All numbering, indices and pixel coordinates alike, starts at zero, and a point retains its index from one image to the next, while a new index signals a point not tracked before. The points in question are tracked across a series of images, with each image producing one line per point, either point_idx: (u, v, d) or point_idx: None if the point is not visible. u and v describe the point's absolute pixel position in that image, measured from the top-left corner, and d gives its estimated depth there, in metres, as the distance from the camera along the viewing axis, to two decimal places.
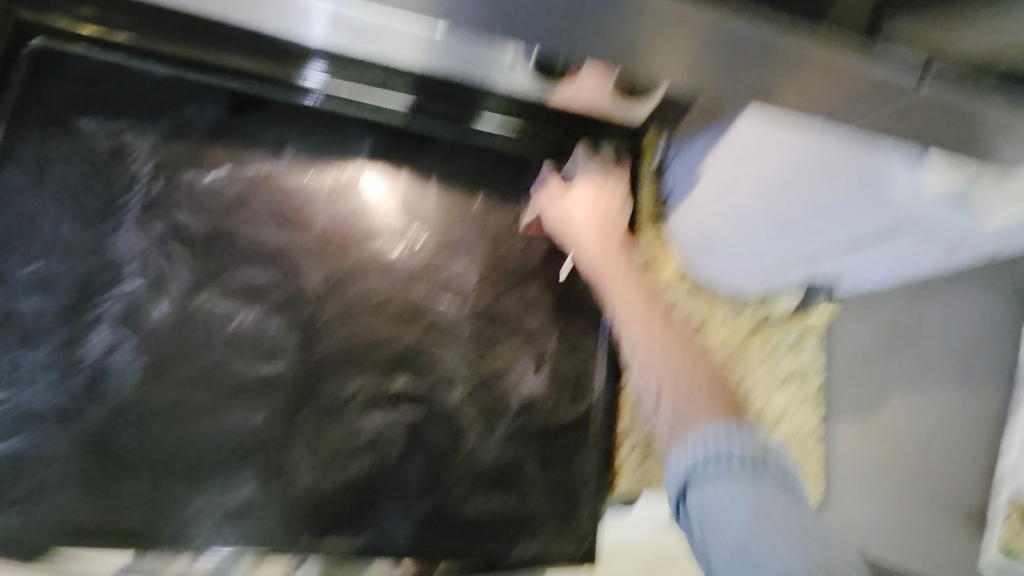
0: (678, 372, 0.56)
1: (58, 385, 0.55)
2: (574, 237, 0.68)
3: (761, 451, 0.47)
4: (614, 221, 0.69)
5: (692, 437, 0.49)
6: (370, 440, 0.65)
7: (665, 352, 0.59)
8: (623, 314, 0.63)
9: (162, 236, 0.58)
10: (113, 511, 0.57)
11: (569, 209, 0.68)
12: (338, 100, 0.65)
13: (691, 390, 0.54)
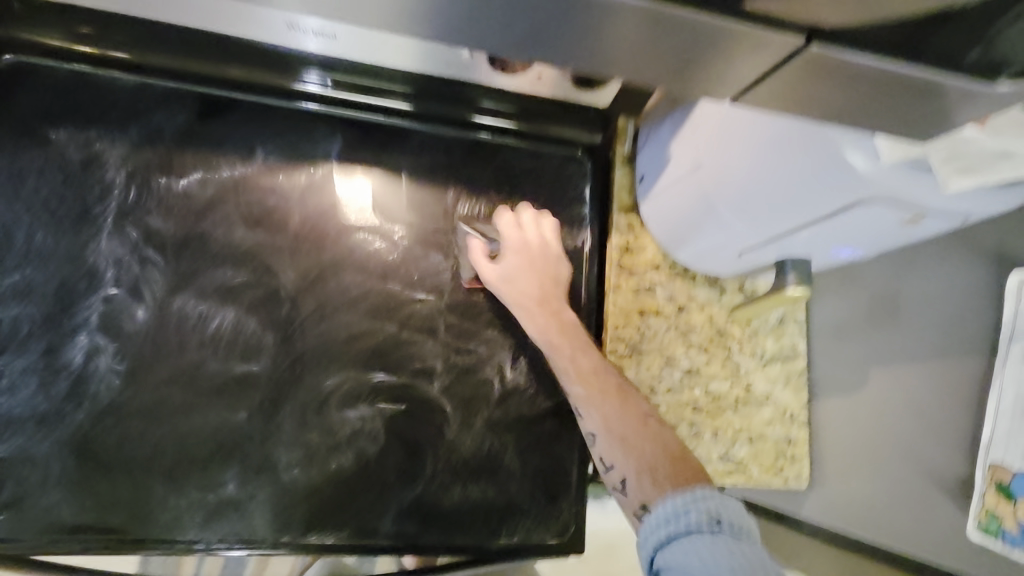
0: (640, 449, 0.57)
1: (39, 393, 0.57)
2: (521, 305, 0.65)
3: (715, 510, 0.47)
4: (546, 269, 0.67)
5: (658, 507, 0.49)
6: (350, 434, 0.63)
7: (631, 438, 0.58)
8: (584, 399, 0.61)
9: (135, 242, 0.61)
10: (98, 512, 0.57)
11: (508, 271, 0.65)
12: (334, 103, 0.66)
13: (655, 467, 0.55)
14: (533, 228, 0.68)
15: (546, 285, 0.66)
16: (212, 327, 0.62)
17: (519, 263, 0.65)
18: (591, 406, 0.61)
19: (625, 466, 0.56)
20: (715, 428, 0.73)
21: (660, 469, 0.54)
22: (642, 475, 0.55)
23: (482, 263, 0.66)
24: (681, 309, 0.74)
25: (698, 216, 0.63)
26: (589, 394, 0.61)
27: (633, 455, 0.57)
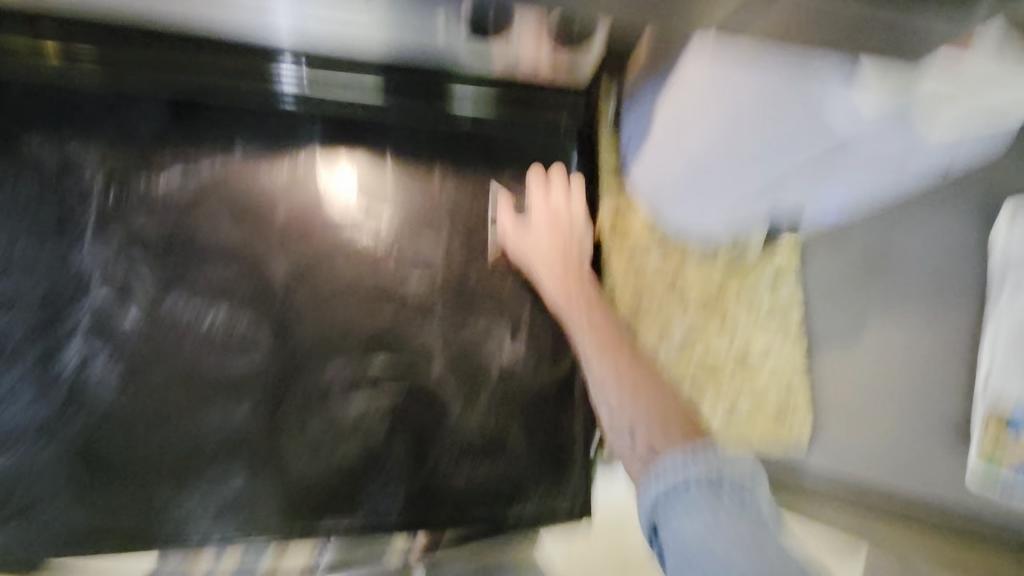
0: (647, 403, 0.57)
1: (36, 402, 0.57)
2: (541, 261, 0.68)
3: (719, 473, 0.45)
4: (569, 238, 0.70)
5: (661, 467, 0.48)
6: (354, 421, 0.63)
7: (639, 389, 0.59)
8: (603, 373, 0.62)
9: (120, 245, 0.60)
10: (105, 517, 0.57)
11: (533, 232, 0.69)
12: (312, 98, 0.63)
13: (662, 418, 0.55)
14: (561, 202, 0.71)
15: (570, 252, 0.70)
16: (207, 325, 0.61)
17: (546, 228, 0.70)
18: (602, 355, 0.63)
19: (631, 410, 0.57)
20: (717, 392, 0.74)
21: (664, 419, 0.54)
22: (649, 422, 0.55)
23: (512, 226, 0.70)
24: (675, 276, 0.74)
25: (691, 180, 0.61)
26: (603, 349, 0.64)
27: (642, 402, 0.58)
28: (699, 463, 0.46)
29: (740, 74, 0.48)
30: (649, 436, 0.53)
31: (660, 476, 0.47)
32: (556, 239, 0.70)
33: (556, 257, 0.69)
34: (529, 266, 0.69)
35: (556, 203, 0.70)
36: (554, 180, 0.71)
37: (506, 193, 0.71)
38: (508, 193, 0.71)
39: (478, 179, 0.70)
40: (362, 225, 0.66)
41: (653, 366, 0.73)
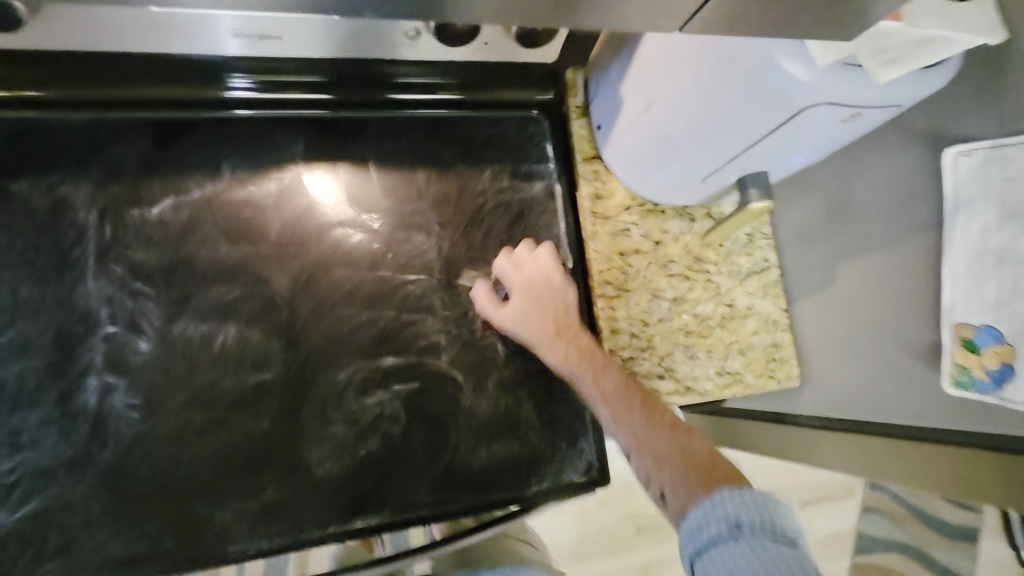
0: (671, 455, 0.58)
1: (62, 440, 0.58)
2: (534, 336, 0.67)
3: (735, 516, 0.50)
4: (553, 298, 0.68)
5: (688, 517, 0.52)
6: (372, 420, 0.65)
7: (660, 453, 0.59)
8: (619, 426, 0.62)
9: (122, 278, 0.61)
10: (144, 541, 0.59)
11: (517, 309, 0.67)
12: (264, 104, 0.66)
13: (687, 472, 0.56)
14: (536, 266, 0.69)
15: (559, 315, 0.68)
16: (218, 344, 0.63)
17: (528, 299, 0.67)
18: (619, 423, 0.62)
19: (658, 474, 0.58)
20: (708, 348, 0.77)
21: (691, 474, 0.56)
22: (676, 484, 0.56)
23: (494, 308, 0.68)
24: (658, 245, 0.78)
25: (661, 158, 0.67)
26: (619, 416, 0.62)
27: (666, 468, 0.58)
28: (721, 509, 0.50)
29: (704, 44, 0.53)
30: (676, 493, 0.56)
31: (687, 523, 0.52)
32: (542, 308, 0.68)
33: (545, 328, 0.67)
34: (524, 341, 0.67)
35: (532, 275, 0.69)
36: (522, 254, 0.70)
37: (479, 283, 0.69)
38: (484, 285, 0.69)
39: (460, 174, 0.73)
40: (356, 233, 0.68)
41: (647, 332, 0.76)
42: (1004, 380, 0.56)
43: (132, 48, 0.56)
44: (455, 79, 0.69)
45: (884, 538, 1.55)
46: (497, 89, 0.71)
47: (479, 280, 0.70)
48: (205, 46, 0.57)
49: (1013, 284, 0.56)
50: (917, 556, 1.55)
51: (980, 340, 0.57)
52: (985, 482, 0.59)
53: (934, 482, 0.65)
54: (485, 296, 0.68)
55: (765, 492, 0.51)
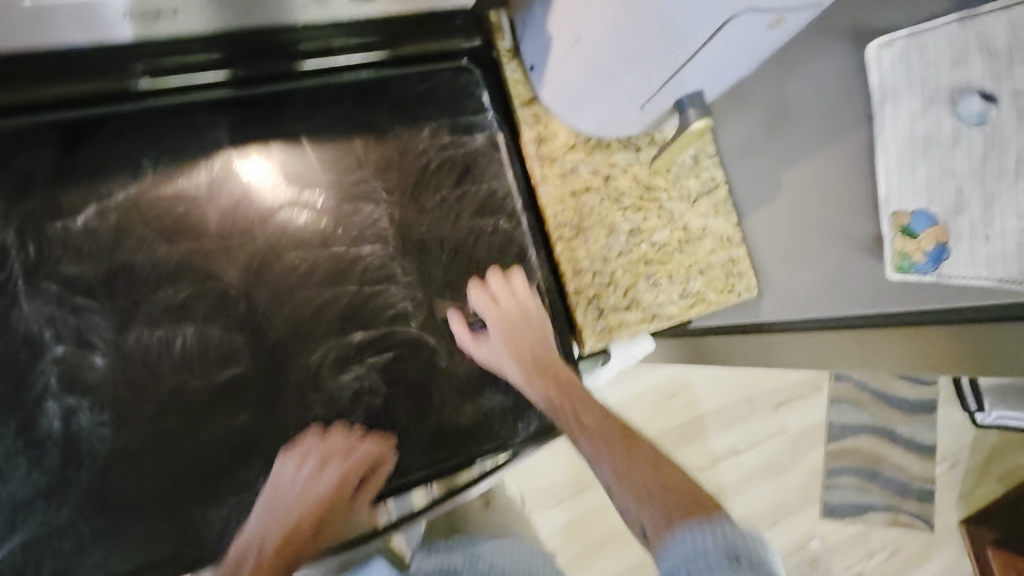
0: (652, 491, 0.57)
1: (34, 470, 0.57)
2: (513, 371, 0.68)
3: (739, 554, 0.49)
4: (528, 330, 0.70)
5: (676, 539, 0.52)
6: (351, 397, 0.65)
7: (643, 478, 0.58)
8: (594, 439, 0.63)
9: (61, 295, 0.58)
10: (144, 551, 0.58)
11: (493, 346, 0.69)
12: (171, 90, 0.63)
13: (669, 509, 0.55)
14: (510, 298, 0.71)
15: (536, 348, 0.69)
16: (177, 347, 0.61)
17: (506, 335, 0.69)
18: (599, 451, 0.61)
19: (643, 509, 0.57)
20: (669, 273, 0.79)
21: (676, 513, 0.55)
22: (659, 518, 0.55)
23: (473, 345, 0.69)
24: (607, 180, 0.78)
25: (596, 93, 0.67)
26: (599, 447, 0.62)
27: (650, 502, 0.56)
28: (726, 544, 0.50)
29: None
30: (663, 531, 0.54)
31: (679, 550, 0.51)
32: (518, 339, 0.69)
33: (519, 357, 0.69)
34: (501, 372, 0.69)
35: (511, 308, 0.70)
36: (497, 291, 0.71)
37: (455, 318, 0.70)
38: (459, 315, 0.70)
39: (398, 136, 0.70)
40: (302, 213, 0.66)
41: (609, 267, 0.77)
42: (942, 258, 0.60)
43: (30, 45, 0.54)
44: (377, 40, 0.68)
45: (851, 422, 1.67)
46: (413, 42, 0.69)
47: (455, 309, 0.70)
48: (99, 33, 0.54)
49: (939, 165, 0.59)
50: (882, 433, 1.68)
51: (917, 225, 0.60)
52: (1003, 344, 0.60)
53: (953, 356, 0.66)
54: (463, 332, 0.69)
55: (759, 532, 0.51)
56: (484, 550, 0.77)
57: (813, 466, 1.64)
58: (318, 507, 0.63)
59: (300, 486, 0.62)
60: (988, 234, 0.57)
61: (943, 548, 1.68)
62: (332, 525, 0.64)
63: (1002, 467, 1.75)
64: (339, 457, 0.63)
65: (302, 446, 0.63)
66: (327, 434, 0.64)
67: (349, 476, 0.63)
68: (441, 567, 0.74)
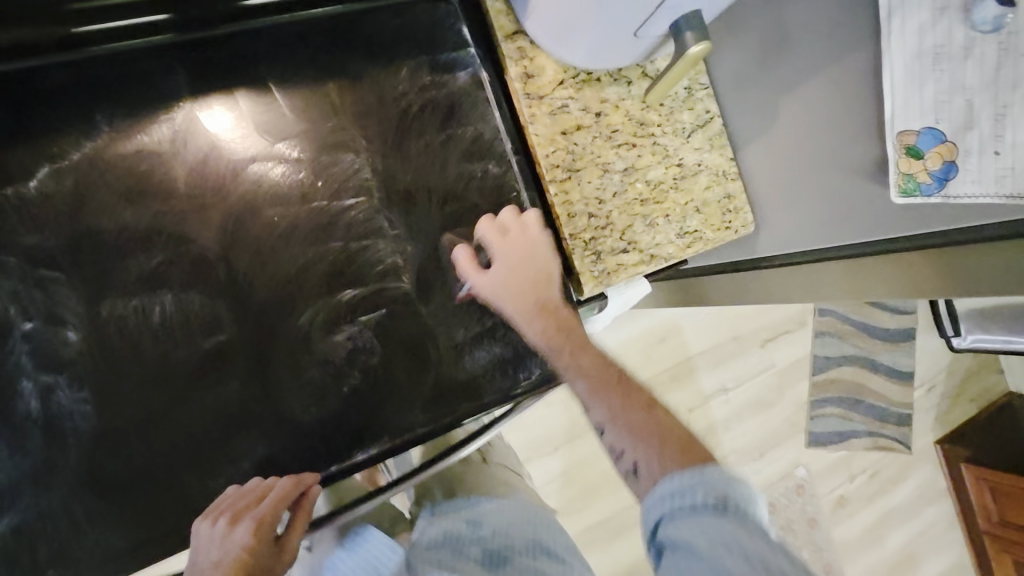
0: (649, 431, 0.58)
1: (16, 453, 0.53)
2: (517, 314, 0.64)
3: (722, 494, 0.50)
4: (539, 278, 0.64)
5: (660, 486, 0.54)
6: (346, 357, 0.63)
7: (635, 429, 0.58)
8: (583, 382, 0.62)
9: (21, 268, 0.54)
10: (145, 527, 0.56)
11: (494, 279, 0.64)
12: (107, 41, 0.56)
13: (662, 450, 0.56)
14: (519, 237, 0.65)
15: (545, 296, 0.64)
16: (156, 316, 0.57)
17: (510, 272, 0.64)
18: (598, 399, 0.60)
19: (635, 450, 0.57)
20: (665, 212, 0.77)
21: (663, 450, 0.56)
22: (651, 461, 0.56)
23: (478, 278, 0.64)
24: (599, 116, 0.74)
25: (582, 18, 0.62)
26: (597, 393, 0.61)
27: (640, 441, 0.57)
28: (709, 486, 0.51)
29: None
30: (648, 464, 0.56)
31: (664, 489, 0.53)
32: (528, 286, 0.64)
33: (526, 304, 0.64)
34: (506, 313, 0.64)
35: (520, 244, 0.65)
36: (508, 223, 0.66)
37: (461, 252, 0.65)
38: (466, 249, 0.65)
39: (375, 78, 0.65)
40: (279, 167, 0.62)
41: (604, 208, 0.74)
42: (949, 176, 0.57)
43: None
44: None
45: (836, 354, 1.72)
46: None
47: (460, 245, 0.66)
48: None
49: (948, 80, 0.56)
50: (865, 364, 1.73)
51: (924, 144, 0.58)
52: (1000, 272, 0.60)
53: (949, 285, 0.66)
54: (469, 267, 0.64)
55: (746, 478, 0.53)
56: (485, 511, 0.77)
57: (799, 398, 1.68)
58: (242, 566, 0.54)
59: (217, 548, 0.53)
60: (998, 150, 0.54)
61: (920, 467, 1.78)
62: (268, 573, 0.56)
63: (975, 388, 1.84)
64: (252, 508, 0.55)
65: (218, 504, 0.56)
66: (239, 489, 0.57)
67: (266, 522, 0.54)
68: (444, 533, 0.73)
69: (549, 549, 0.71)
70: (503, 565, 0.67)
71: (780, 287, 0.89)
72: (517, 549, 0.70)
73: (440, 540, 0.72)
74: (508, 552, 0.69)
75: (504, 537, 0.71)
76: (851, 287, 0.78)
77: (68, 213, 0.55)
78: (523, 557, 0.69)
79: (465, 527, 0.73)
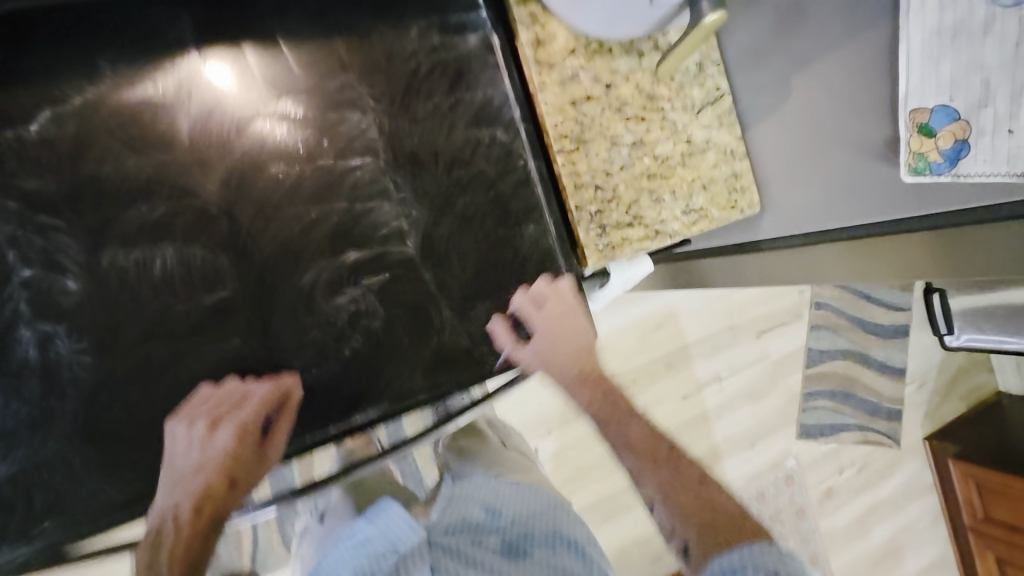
0: (692, 512, 0.69)
1: (12, 400, 0.52)
2: (554, 371, 0.72)
3: (772, 568, 0.62)
4: (577, 340, 0.72)
5: (715, 565, 0.64)
6: (349, 318, 0.62)
7: (692, 519, 0.69)
8: (638, 472, 0.73)
9: (20, 211, 0.53)
10: (141, 480, 0.55)
11: (539, 352, 0.69)
12: None
13: (710, 527, 0.68)
14: (555, 301, 0.70)
15: (583, 356, 0.74)
16: (157, 268, 0.56)
17: (552, 344, 0.70)
18: (647, 476, 0.72)
19: (686, 529, 0.69)
20: (672, 188, 0.77)
21: (715, 538, 0.67)
22: (702, 548, 0.67)
23: (517, 347, 0.68)
24: (609, 88, 0.74)
25: None
26: (650, 470, 0.72)
27: (690, 525, 0.69)
28: (754, 561, 0.63)
29: None
30: (699, 555, 0.67)
31: (718, 566, 0.64)
32: (565, 344, 0.72)
33: (563, 362, 0.73)
34: (544, 372, 0.71)
35: (558, 318, 0.69)
36: (543, 294, 0.69)
37: (499, 323, 0.67)
38: (502, 319, 0.68)
39: (384, 38, 0.64)
40: (286, 124, 0.61)
41: (611, 181, 0.74)
42: (961, 155, 0.57)
43: None
44: None
45: (830, 346, 1.72)
46: None
47: (495, 313, 0.67)
48: None
49: (967, 57, 0.55)
50: (858, 358, 1.75)
51: (937, 122, 0.58)
52: (992, 260, 0.60)
53: (946, 272, 0.66)
54: (509, 337, 0.67)
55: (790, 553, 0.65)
56: (505, 496, 0.79)
57: (791, 390, 1.69)
58: (225, 466, 0.58)
59: (196, 450, 0.57)
60: (1011, 129, 0.53)
61: (908, 462, 1.80)
62: (250, 476, 0.59)
63: (963, 385, 1.87)
64: (232, 411, 0.57)
65: (196, 404, 0.57)
66: (216, 391, 0.57)
67: (246, 431, 0.57)
68: (463, 519, 0.75)
69: (569, 543, 0.74)
70: (522, 557, 0.70)
71: (784, 270, 0.88)
72: (535, 541, 0.73)
73: (459, 525, 0.75)
74: (526, 543, 0.72)
75: (520, 526, 0.74)
76: (851, 267, 0.76)
77: (66, 161, 0.54)
78: (542, 550, 0.72)
79: (484, 513, 0.76)
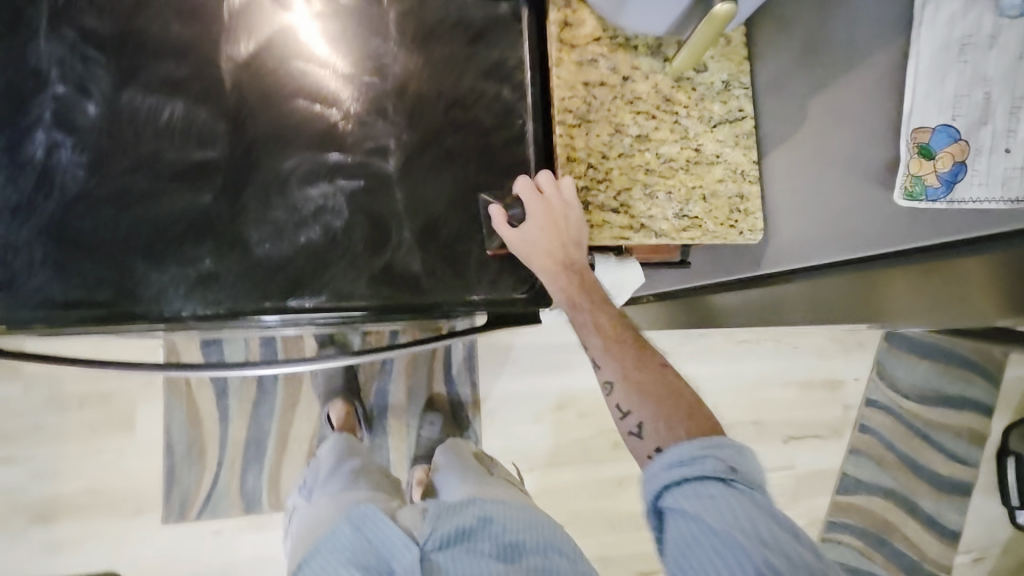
0: (662, 398, 0.63)
1: (8, 185, 0.61)
2: (538, 260, 0.65)
3: (728, 469, 0.56)
4: (569, 231, 0.65)
5: (670, 453, 0.58)
6: (314, 211, 0.66)
7: (644, 392, 0.64)
8: (603, 354, 0.66)
9: (74, 41, 0.63)
10: (83, 288, 0.61)
11: (531, 238, 0.65)
12: None
13: (668, 412, 0.62)
14: (549, 190, 0.66)
15: (572, 249, 0.66)
16: (163, 116, 0.64)
17: (545, 229, 0.64)
18: (610, 354, 0.65)
19: (642, 410, 0.63)
20: (668, 188, 0.74)
21: (673, 414, 0.62)
22: (658, 421, 0.62)
23: (504, 229, 0.66)
24: (625, 80, 0.74)
25: None
26: (613, 351, 0.65)
27: (647, 403, 0.63)
28: (712, 455, 0.56)
29: None
30: (655, 425, 0.62)
31: (671, 455, 0.58)
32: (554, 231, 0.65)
33: (552, 252, 0.65)
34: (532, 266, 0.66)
35: (552, 206, 0.65)
36: (544, 185, 0.67)
37: (493, 208, 0.67)
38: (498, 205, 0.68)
39: None
40: (316, 31, 0.67)
41: (606, 164, 0.74)
42: (957, 178, 0.55)
43: None
44: None
45: (871, 481, 1.47)
46: None
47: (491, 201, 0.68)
48: None
49: (970, 71, 0.54)
50: (902, 501, 1.48)
51: (936, 143, 0.56)
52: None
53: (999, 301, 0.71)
54: (500, 221, 0.66)
55: (749, 448, 0.58)
56: (488, 507, 0.77)
57: (814, 514, 1.46)
58: None
59: None
60: (1010, 147, 0.54)
61: None
62: None
63: None
64: None
65: None
66: None
67: None
68: (455, 527, 0.73)
69: (560, 550, 0.73)
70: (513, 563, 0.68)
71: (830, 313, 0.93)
72: (527, 547, 0.71)
73: (453, 536, 0.72)
74: (519, 549, 0.70)
75: (513, 533, 0.72)
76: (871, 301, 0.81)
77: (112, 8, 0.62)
78: (534, 555, 0.70)
79: (476, 523, 0.73)
